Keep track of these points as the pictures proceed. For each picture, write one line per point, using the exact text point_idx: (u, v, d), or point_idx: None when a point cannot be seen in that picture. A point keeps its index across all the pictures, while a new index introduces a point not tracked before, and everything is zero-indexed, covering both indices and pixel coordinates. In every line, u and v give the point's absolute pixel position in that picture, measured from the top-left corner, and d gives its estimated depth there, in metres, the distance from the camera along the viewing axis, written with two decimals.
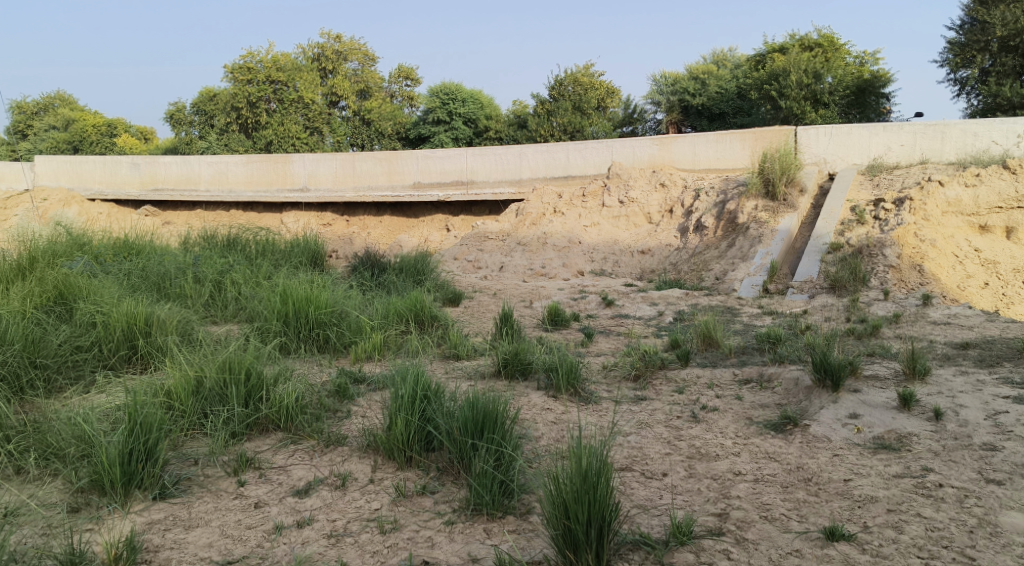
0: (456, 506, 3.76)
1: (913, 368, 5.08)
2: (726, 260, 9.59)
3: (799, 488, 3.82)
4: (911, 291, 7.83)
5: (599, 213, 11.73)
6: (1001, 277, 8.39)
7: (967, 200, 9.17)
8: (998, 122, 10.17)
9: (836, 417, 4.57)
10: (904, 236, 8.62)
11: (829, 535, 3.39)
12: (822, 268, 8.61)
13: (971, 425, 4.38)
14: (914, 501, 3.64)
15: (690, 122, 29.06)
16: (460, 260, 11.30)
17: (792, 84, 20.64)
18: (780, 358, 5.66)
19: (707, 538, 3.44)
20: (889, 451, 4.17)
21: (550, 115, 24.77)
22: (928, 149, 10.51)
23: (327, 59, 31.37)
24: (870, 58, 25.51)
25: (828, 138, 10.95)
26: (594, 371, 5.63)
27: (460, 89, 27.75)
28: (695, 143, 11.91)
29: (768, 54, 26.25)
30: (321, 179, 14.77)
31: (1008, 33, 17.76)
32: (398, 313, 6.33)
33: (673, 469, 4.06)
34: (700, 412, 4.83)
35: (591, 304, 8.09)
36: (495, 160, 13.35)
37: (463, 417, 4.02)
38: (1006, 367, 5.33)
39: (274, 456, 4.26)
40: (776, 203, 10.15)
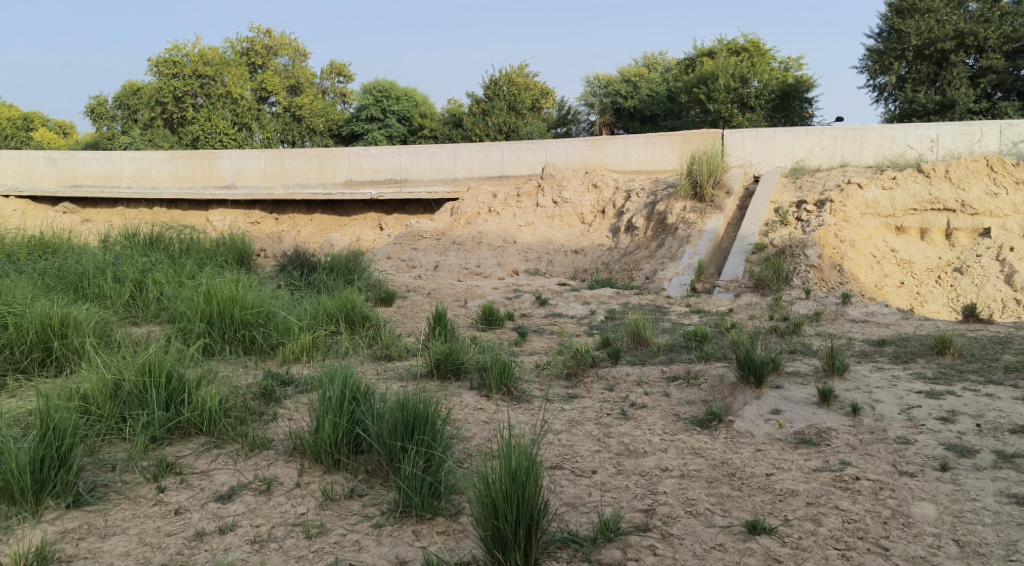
0: (384, 509, 3.71)
1: (832, 364, 5.24)
2: (656, 259, 9.74)
3: (723, 483, 3.90)
4: (831, 291, 8.09)
5: (533, 213, 11.78)
6: (915, 277, 8.70)
7: (884, 202, 9.48)
8: (912, 126, 10.52)
9: (759, 412, 4.68)
10: (825, 236, 8.89)
11: (751, 528, 3.46)
12: (747, 267, 8.83)
13: (886, 419, 4.54)
14: (832, 494, 3.76)
15: (622, 123, 29.52)
16: (394, 260, 11.20)
17: (721, 88, 21.18)
18: (706, 356, 5.78)
19: (634, 534, 3.48)
20: (809, 445, 4.29)
21: (485, 115, 24.79)
22: (847, 152, 10.86)
23: (256, 54, 30.63)
24: (795, 64, 26.25)
25: (754, 141, 11.24)
26: (527, 371, 5.64)
27: (393, 86, 27.70)
28: (627, 144, 12.04)
29: (698, 57, 26.76)
30: (248, 176, 14.43)
31: (923, 42, 18.54)
32: (328, 313, 6.23)
33: (603, 466, 4.10)
34: (629, 409, 4.89)
35: (525, 304, 8.10)
36: (428, 159, 13.24)
37: (392, 419, 3.96)
38: (919, 363, 5.56)
39: (196, 461, 4.14)
40: (703, 204, 10.36)
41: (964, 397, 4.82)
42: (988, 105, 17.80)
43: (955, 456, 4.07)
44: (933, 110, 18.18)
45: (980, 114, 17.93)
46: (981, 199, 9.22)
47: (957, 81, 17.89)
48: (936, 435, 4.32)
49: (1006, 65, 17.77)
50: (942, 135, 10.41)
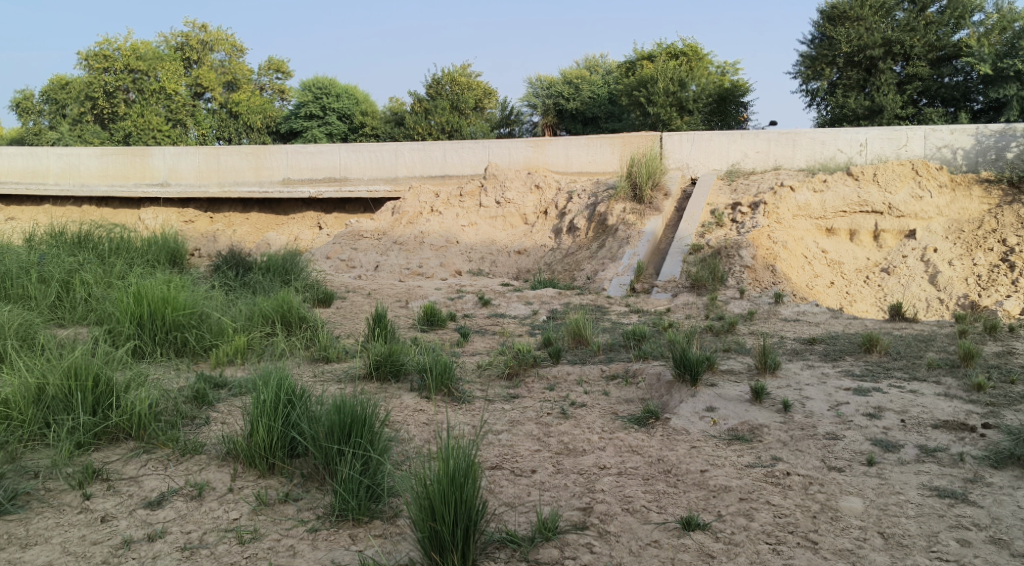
0: (320, 513, 3.66)
1: (764, 362, 5.36)
2: (597, 260, 9.84)
3: (659, 480, 3.96)
4: (764, 291, 8.28)
5: (476, 213, 11.77)
6: (845, 277, 8.97)
7: (815, 205, 9.72)
8: (842, 131, 10.80)
9: (694, 410, 4.77)
10: (758, 238, 9.10)
11: (685, 524, 3.52)
12: (684, 268, 8.98)
13: (815, 416, 4.66)
14: (764, 489, 3.84)
15: (564, 125, 29.64)
16: (333, 260, 11.06)
17: (660, 92, 21.57)
18: (644, 355, 5.86)
19: (571, 533, 3.50)
20: (742, 442, 4.38)
21: (427, 113, 24.65)
22: (781, 155, 11.12)
23: (192, 49, 29.83)
24: (732, 69, 26.73)
25: (691, 145, 11.42)
26: (468, 371, 5.62)
27: (334, 83, 27.35)
28: (568, 145, 12.11)
29: (638, 61, 27.06)
30: (182, 174, 14.09)
31: (852, 49, 18.99)
32: (264, 314, 6.10)
33: (542, 466, 4.12)
34: (569, 408, 4.92)
35: (467, 304, 8.09)
36: (369, 158, 13.09)
37: (329, 422, 3.90)
38: (847, 361, 5.73)
39: (124, 467, 4.02)
40: (642, 205, 10.49)
41: (890, 393, 4.97)
42: (915, 112, 18.47)
43: (880, 451, 4.20)
44: (862, 115, 18.71)
45: (907, 120, 18.57)
46: (906, 202, 9.54)
47: (885, 87, 18.50)
48: (863, 430, 4.46)
49: (931, 73, 18.46)
50: (870, 139, 10.70)
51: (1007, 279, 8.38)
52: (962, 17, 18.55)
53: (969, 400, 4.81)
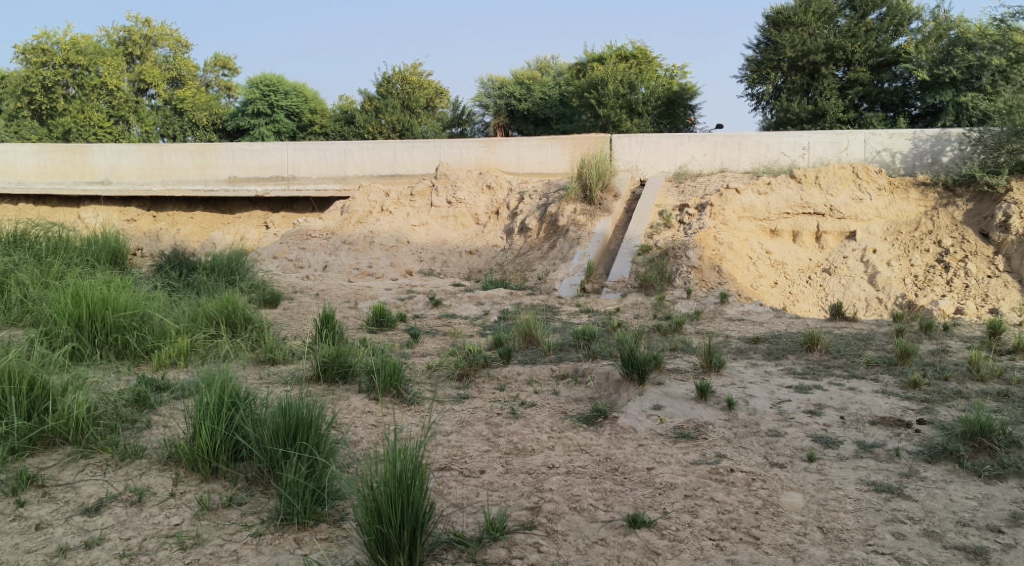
0: (265, 517, 3.61)
1: (709, 361, 5.45)
2: (548, 260, 9.89)
3: (607, 478, 3.99)
4: (710, 291, 8.42)
5: (426, 213, 11.72)
6: (788, 277, 9.17)
7: (759, 207, 9.90)
8: (786, 134, 11.02)
9: (642, 408, 4.82)
10: (705, 239, 9.24)
11: (631, 522, 3.55)
12: (633, 268, 9.09)
13: (758, 413, 4.76)
14: (708, 486, 3.90)
15: (516, 125, 29.68)
16: (280, 260, 10.91)
17: (610, 93, 21.77)
18: (594, 355, 5.91)
19: (519, 533, 3.51)
20: (688, 440, 4.44)
21: (378, 112, 24.46)
22: (727, 158, 11.32)
23: (134, 43, 29.05)
24: (680, 72, 27.07)
25: (639, 146, 11.53)
26: (418, 372, 5.60)
27: (281, 80, 26.87)
28: (519, 145, 12.13)
29: (589, 63, 27.23)
30: (124, 172, 13.74)
31: (796, 54, 19.32)
32: (208, 315, 5.97)
33: (491, 466, 4.12)
34: (519, 408, 4.94)
35: (417, 304, 8.06)
36: (317, 156, 12.90)
37: (274, 425, 3.85)
38: (789, 359, 5.85)
39: (61, 472, 3.91)
40: (592, 206, 10.57)
41: (830, 390, 5.10)
42: (855, 116, 18.95)
43: (821, 447, 4.30)
44: (806, 119, 19.15)
45: (848, 124, 19.04)
46: (847, 204, 9.79)
47: (828, 92, 18.96)
48: (804, 427, 4.56)
49: (871, 79, 18.97)
50: (812, 143, 10.96)
51: (942, 279, 8.74)
52: (900, 25, 19.11)
53: (904, 397, 4.95)
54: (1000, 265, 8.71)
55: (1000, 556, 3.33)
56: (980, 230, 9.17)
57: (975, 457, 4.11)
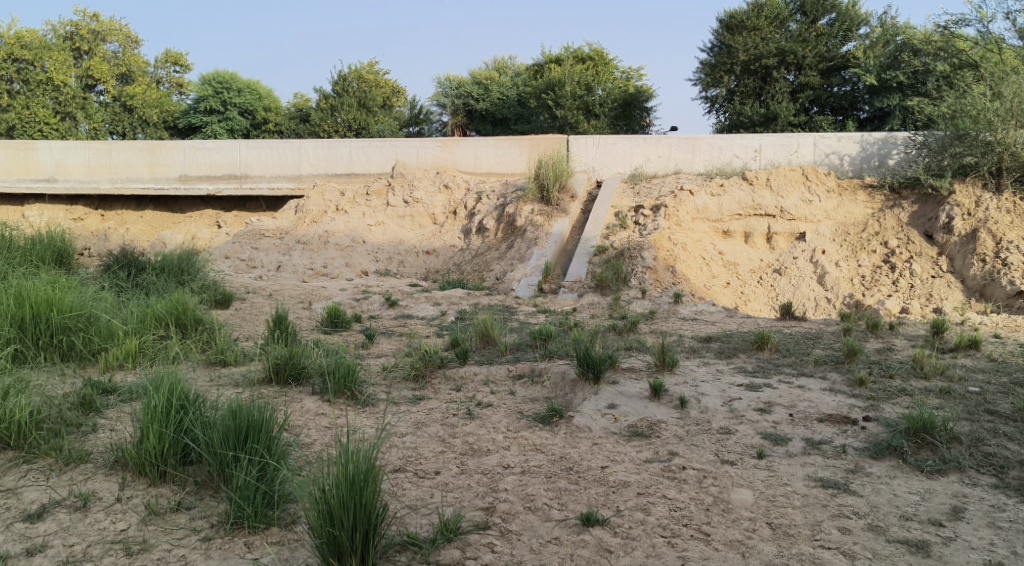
0: (214, 521, 3.55)
1: (663, 360, 5.50)
2: (505, 260, 9.91)
3: (561, 477, 4.01)
4: (665, 291, 8.51)
5: (383, 212, 11.65)
6: (740, 278, 9.32)
7: (712, 208, 10.04)
8: (738, 137, 11.17)
9: (597, 408, 4.85)
10: (660, 240, 9.34)
11: (585, 521, 3.58)
12: (590, 269, 9.16)
13: (710, 411, 4.82)
14: (660, 483, 3.95)
15: (474, 125, 29.64)
16: (232, 260, 10.75)
17: (567, 95, 21.84)
18: (550, 354, 5.93)
19: (473, 533, 3.51)
20: (641, 438, 4.49)
21: (334, 110, 24.24)
22: (681, 160, 11.46)
23: (82, 38, 28.33)
24: (636, 75, 27.30)
25: (596, 148, 11.61)
26: (372, 373, 5.56)
27: (235, 77, 26.46)
28: (476, 145, 12.13)
29: (546, 64, 27.32)
30: (71, 169, 13.40)
31: (749, 58, 19.64)
32: (157, 316, 5.85)
33: (445, 467, 4.11)
34: (475, 408, 4.93)
35: (373, 304, 8.01)
36: (270, 154, 12.73)
37: (225, 427, 3.79)
38: (741, 358, 5.94)
39: (2, 479, 3.80)
40: (549, 207, 10.61)
41: (779, 389, 5.19)
42: (806, 119, 19.32)
43: (770, 445, 4.38)
44: (758, 122, 19.47)
45: (799, 127, 19.41)
46: (797, 206, 9.97)
47: (779, 96, 19.32)
48: (754, 425, 4.64)
49: (821, 83, 19.35)
50: (764, 146, 11.13)
51: (888, 279, 8.96)
52: (849, 30, 19.53)
53: (851, 394, 5.06)
54: (944, 266, 8.95)
55: (940, 549, 3.42)
56: (924, 232, 9.41)
57: (918, 453, 4.22)
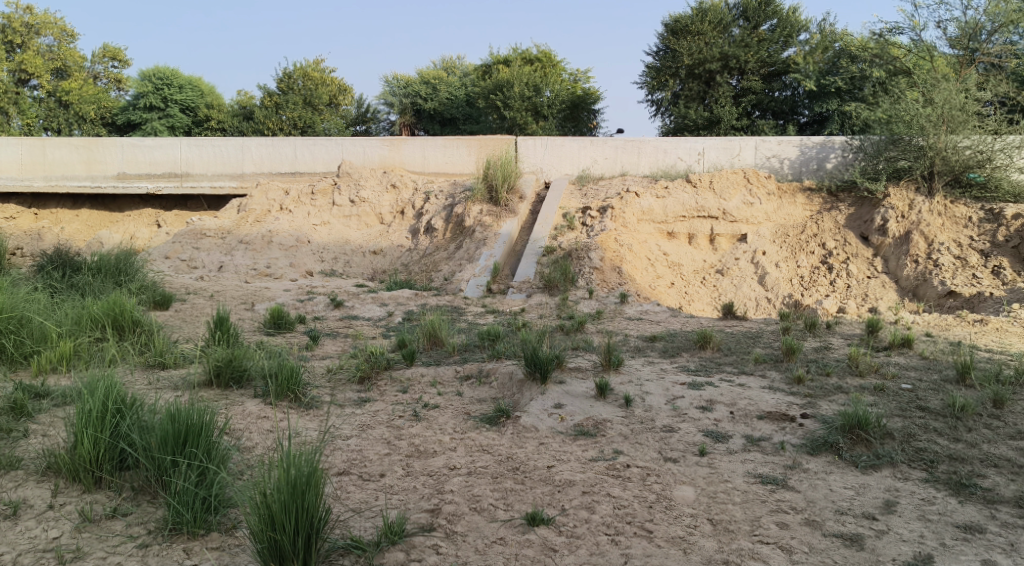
0: (151, 527, 3.48)
1: (608, 360, 5.56)
2: (454, 260, 9.90)
3: (507, 477, 4.02)
4: (611, 291, 8.60)
5: (328, 212, 11.52)
6: (684, 278, 9.46)
7: (657, 210, 10.17)
8: (683, 140, 11.32)
9: (543, 407, 4.87)
10: (606, 241, 9.42)
11: (530, 520, 3.60)
12: (538, 269, 9.21)
13: (654, 410, 4.89)
14: (605, 482, 3.98)
15: (422, 124, 29.50)
16: (172, 260, 10.53)
17: (516, 96, 21.84)
18: (498, 355, 5.94)
19: (418, 535, 3.50)
20: (587, 437, 4.52)
21: (278, 108, 23.86)
22: (627, 162, 11.57)
23: (15, 31, 27.34)
24: (584, 77, 27.48)
25: (543, 149, 11.66)
26: (317, 375, 5.49)
27: (175, 74, 25.89)
28: (423, 145, 12.06)
29: (494, 65, 27.34)
30: (2, 166, 12.95)
31: (693, 62, 19.92)
32: (93, 318, 5.69)
33: (391, 469, 4.08)
34: (421, 410, 4.91)
35: (318, 305, 7.92)
36: (212, 152, 12.47)
37: (163, 432, 3.70)
38: (685, 357, 6.04)
39: None
40: (498, 208, 10.63)
41: (721, 387, 5.29)
42: (748, 123, 19.71)
43: (712, 442, 4.46)
44: (702, 126, 19.81)
45: (741, 131, 19.81)
46: (739, 208, 10.17)
47: (723, 100, 19.67)
48: (696, 422, 4.72)
49: (763, 88, 19.72)
50: (708, 148, 11.30)
51: (826, 279, 9.21)
52: (789, 36, 19.92)
53: (790, 392, 5.19)
54: (879, 266, 9.23)
55: (874, 542, 3.52)
56: (860, 233, 9.67)
57: (853, 449, 4.34)
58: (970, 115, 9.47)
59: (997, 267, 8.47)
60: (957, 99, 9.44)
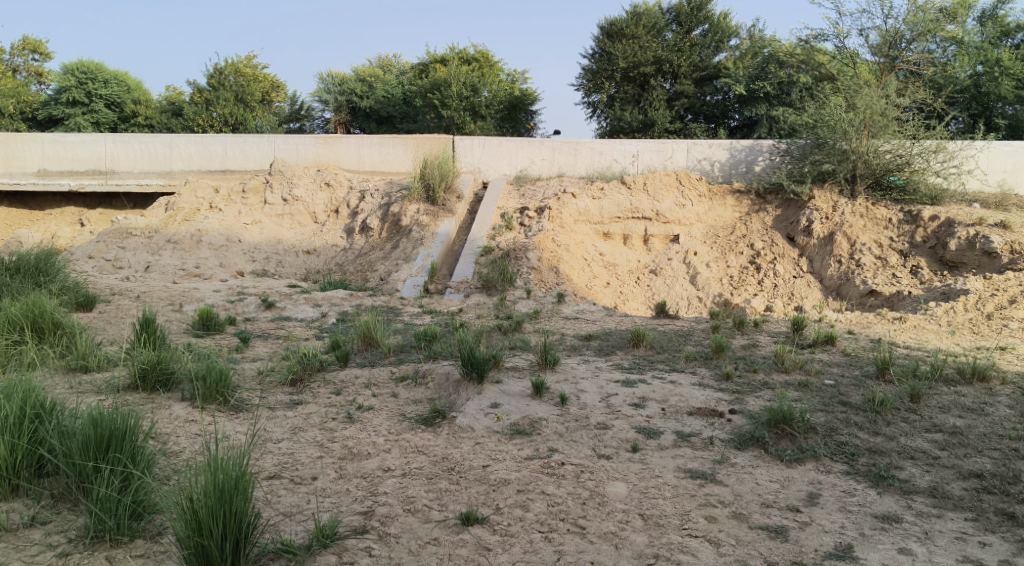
0: (72, 536, 3.37)
1: (544, 358, 5.60)
2: (390, 260, 9.84)
3: (442, 478, 4.01)
4: (548, 291, 8.67)
5: (260, 211, 11.31)
6: (619, 278, 9.60)
7: (593, 210, 10.28)
8: (618, 142, 11.45)
9: (479, 407, 4.88)
10: (544, 241, 9.48)
11: (464, 520, 3.60)
12: (476, 269, 9.22)
13: (589, 407, 4.95)
14: (539, 480, 4.01)
15: (358, 123, 29.15)
16: (96, 260, 10.20)
17: (453, 95, 21.77)
18: (434, 355, 5.93)
19: (350, 538, 3.47)
20: (523, 436, 4.55)
21: (209, 104, 23.29)
22: (564, 163, 11.66)
23: None
24: (521, 77, 27.57)
25: (480, 149, 11.67)
26: (248, 378, 5.38)
27: (100, 68, 25.06)
28: (359, 143, 11.95)
29: (431, 64, 27.22)
30: None
31: (628, 65, 20.20)
32: (10, 320, 5.46)
33: (323, 472, 4.04)
34: (355, 412, 4.87)
35: (249, 306, 7.76)
36: (138, 149, 12.09)
37: (84, 437, 3.59)
38: (619, 355, 6.13)
39: None
40: (435, 207, 10.60)
41: (653, 384, 5.38)
42: (681, 126, 20.08)
43: (644, 438, 4.53)
44: (636, 128, 20.07)
45: (674, 134, 20.14)
46: (672, 209, 10.35)
47: (656, 103, 19.98)
48: (629, 419, 4.79)
49: (695, 91, 20.08)
50: (642, 150, 11.45)
51: (754, 279, 9.46)
52: (720, 42, 20.37)
53: (719, 388, 5.31)
54: (804, 266, 9.53)
55: (797, 534, 3.64)
56: (787, 234, 9.96)
57: (778, 443, 4.47)
58: (890, 120, 9.78)
59: (915, 268, 8.88)
60: (877, 104, 9.73)
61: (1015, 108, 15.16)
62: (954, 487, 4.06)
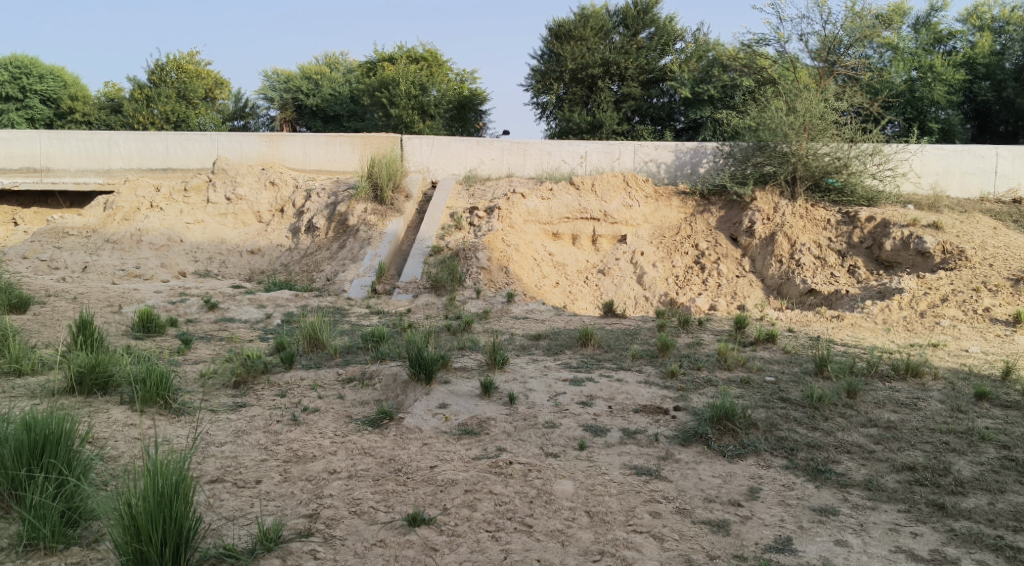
0: (3, 544, 3.27)
1: (493, 358, 5.61)
2: (337, 260, 9.76)
3: (389, 479, 4.00)
4: (498, 291, 8.69)
5: (202, 211, 11.09)
6: (568, 278, 9.67)
7: (542, 211, 10.33)
8: (566, 143, 11.52)
9: (427, 408, 4.87)
10: (493, 241, 9.49)
11: (411, 521, 3.59)
12: (425, 269, 9.20)
13: (537, 406, 4.97)
14: (487, 479, 4.02)
15: (304, 121, 28.75)
16: (30, 261, 9.91)
17: (401, 94, 21.60)
18: (381, 356, 5.89)
19: (295, 541, 3.43)
20: (471, 436, 4.56)
21: (150, 101, 22.77)
22: (513, 164, 11.69)
23: None
24: (470, 77, 27.54)
25: (429, 148, 11.63)
26: (189, 381, 5.28)
27: (35, 62, 24.29)
28: (305, 142, 11.80)
29: (379, 62, 27.00)
30: None
31: (577, 67, 20.36)
32: None
33: (268, 475, 3.99)
34: (301, 414, 4.81)
35: (191, 307, 7.61)
36: (76, 146, 11.75)
37: (17, 443, 3.48)
38: (567, 354, 6.17)
39: None
40: (383, 207, 10.52)
41: (600, 383, 5.43)
42: (628, 128, 20.28)
43: (591, 436, 4.58)
44: (585, 130, 20.16)
45: (623, 135, 20.32)
46: (619, 210, 10.45)
47: (604, 105, 20.19)
48: (576, 418, 4.83)
49: (642, 94, 20.29)
50: (590, 151, 11.53)
51: (699, 278, 9.63)
52: (666, 44, 20.56)
53: (664, 386, 5.40)
54: (747, 266, 9.73)
55: (739, 527, 3.72)
56: (730, 234, 10.15)
57: (720, 439, 4.56)
58: (828, 123, 10.04)
59: (853, 267, 9.12)
60: (816, 107, 9.99)
61: (947, 113, 15.69)
62: (888, 480, 4.20)
